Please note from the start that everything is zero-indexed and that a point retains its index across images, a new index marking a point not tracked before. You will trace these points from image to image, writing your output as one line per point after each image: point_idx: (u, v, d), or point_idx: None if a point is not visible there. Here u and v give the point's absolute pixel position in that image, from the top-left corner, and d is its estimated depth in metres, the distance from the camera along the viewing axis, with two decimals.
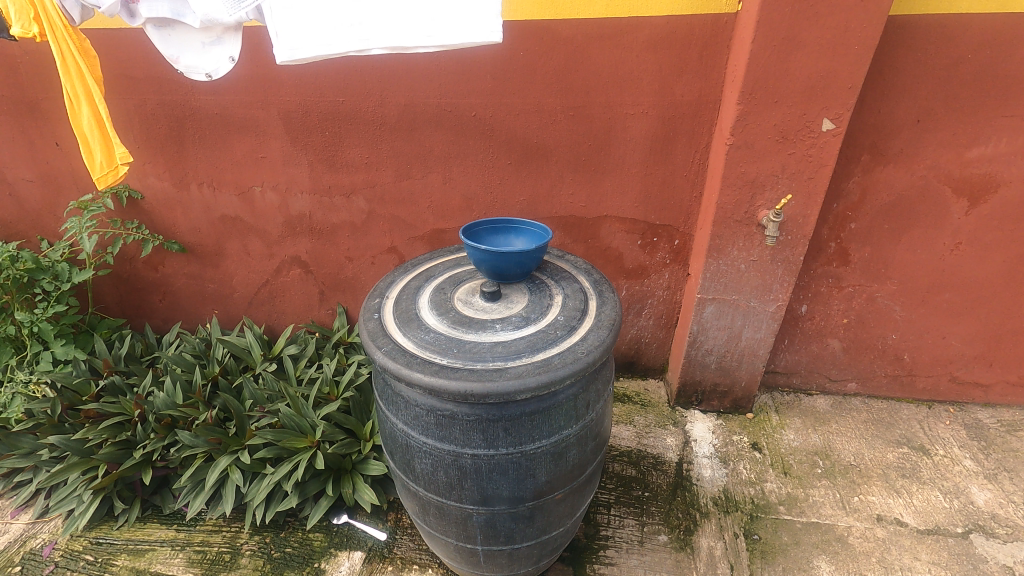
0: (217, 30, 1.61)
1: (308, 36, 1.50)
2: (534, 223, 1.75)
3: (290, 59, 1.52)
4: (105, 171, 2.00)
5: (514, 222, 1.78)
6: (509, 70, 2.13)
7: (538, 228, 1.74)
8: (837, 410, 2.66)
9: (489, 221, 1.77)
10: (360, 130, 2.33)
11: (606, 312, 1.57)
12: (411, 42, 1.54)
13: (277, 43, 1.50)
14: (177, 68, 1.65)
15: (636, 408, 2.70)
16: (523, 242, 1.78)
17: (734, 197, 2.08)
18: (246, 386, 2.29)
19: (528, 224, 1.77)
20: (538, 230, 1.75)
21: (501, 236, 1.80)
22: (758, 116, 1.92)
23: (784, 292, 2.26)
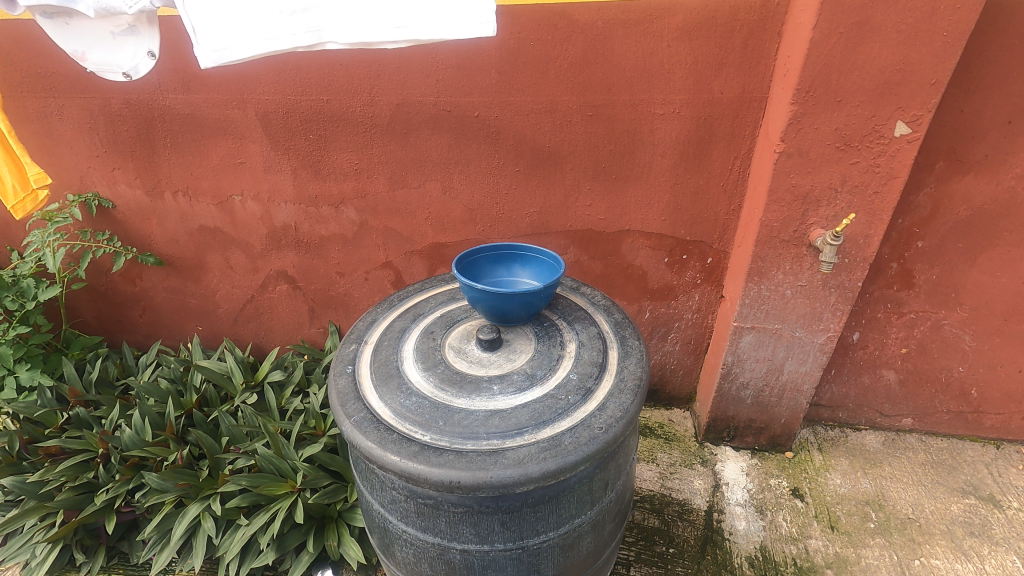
0: (127, 19, 1.43)
1: (237, 35, 1.26)
2: (544, 251, 1.46)
3: (217, 63, 1.28)
4: (23, 196, 2.00)
5: (520, 248, 1.49)
6: (517, 63, 1.82)
7: (550, 258, 1.45)
8: (889, 449, 2.34)
9: (491, 247, 1.48)
10: (348, 133, 2.04)
11: (630, 368, 1.28)
12: (375, 37, 1.32)
13: (199, 46, 1.26)
14: (85, 67, 1.47)
15: (659, 443, 2.40)
16: (530, 274, 1.50)
17: (782, 214, 1.76)
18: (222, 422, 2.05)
19: (537, 252, 1.48)
20: (549, 259, 1.46)
21: (504, 266, 1.52)
22: (815, 118, 1.59)
23: (836, 321, 1.94)
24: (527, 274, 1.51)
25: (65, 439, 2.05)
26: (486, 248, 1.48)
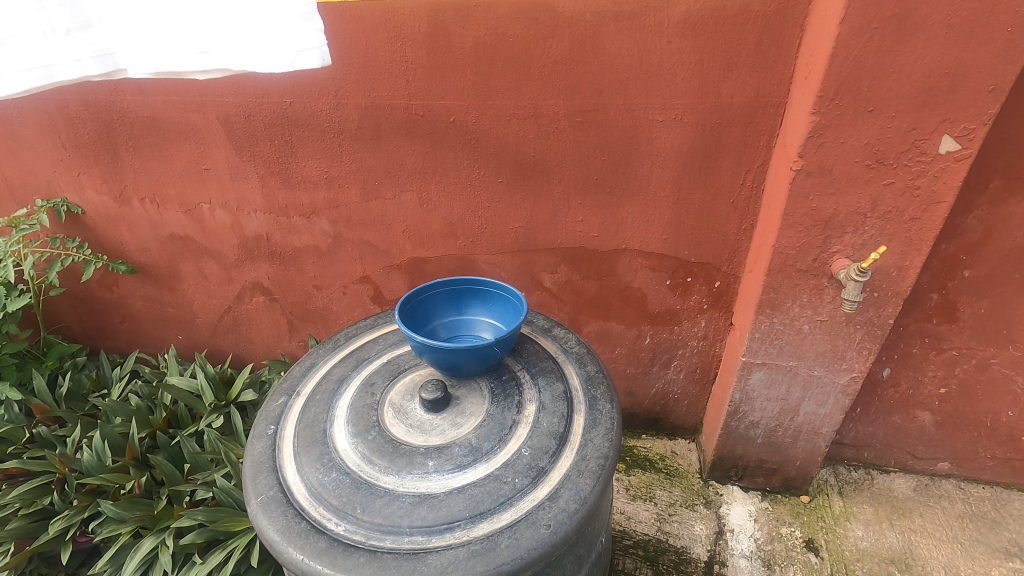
0: None
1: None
2: (506, 288, 1.29)
3: None
4: None
5: (480, 283, 1.32)
6: (494, 63, 1.59)
7: (512, 296, 1.28)
8: (921, 497, 2.07)
9: (447, 282, 1.31)
10: (315, 139, 1.85)
11: (595, 443, 1.06)
12: (182, 67, 1.39)
13: None
14: None
15: (659, 479, 2.19)
16: (491, 316, 1.34)
17: (800, 240, 1.50)
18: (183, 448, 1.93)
19: (498, 288, 1.31)
20: (512, 298, 1.29)
21: (463, 305, 1.35)
22: (842, 131, 1.33)
23: (861, 361, 1.68)
24: (488, 312, 1.35)
25: (24, 460, 1.96)
26: (439, 284, 1.31)
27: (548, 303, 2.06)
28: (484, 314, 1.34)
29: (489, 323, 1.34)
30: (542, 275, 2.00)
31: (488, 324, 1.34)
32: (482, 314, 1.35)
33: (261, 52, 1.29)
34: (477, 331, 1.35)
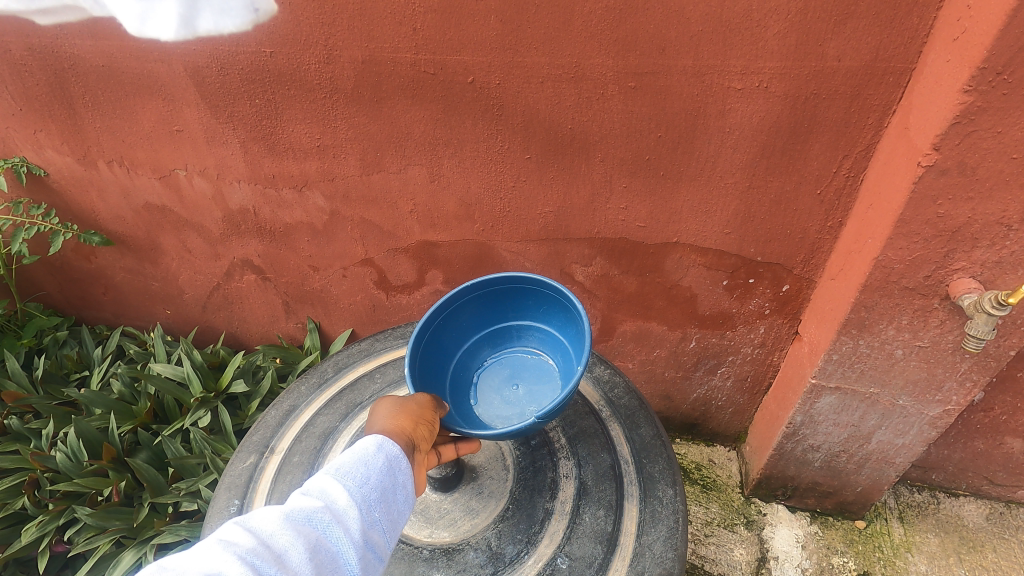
0: None
1: None
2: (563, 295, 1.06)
3: None
4: None
5: (528, 285, 1.10)
6: (524, 5, 1.22)
7: (571, 306, 1.06)
8: (994, 528, 1.82)
9: (482, 287, 1.09)
10: (302, 99, 1.51)
11: (655, 552, 0.80)
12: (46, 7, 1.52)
13: None
14: None
15: (695, 492, 1.96)
16: (547, 321, 1.15)
17: (914, 253, 1.17)
18: (198, 433, 1.79)
19: (553, 293, 1.07)
20: (571, 307, 1.06)
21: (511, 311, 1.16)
22: (1003, 118, 0.97)
23: (962, 393, 1.38)
24: (543, 316, 1.15)
25: None
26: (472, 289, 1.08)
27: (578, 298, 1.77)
28: (540, 319, 1.15)
29: (544, 329, 1.16)
30: (573, 267, 1.70)
31: (545, 332, 1.16)
32: (538, 318, 1.16)
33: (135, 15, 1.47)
34: (533, 338, 1.18)
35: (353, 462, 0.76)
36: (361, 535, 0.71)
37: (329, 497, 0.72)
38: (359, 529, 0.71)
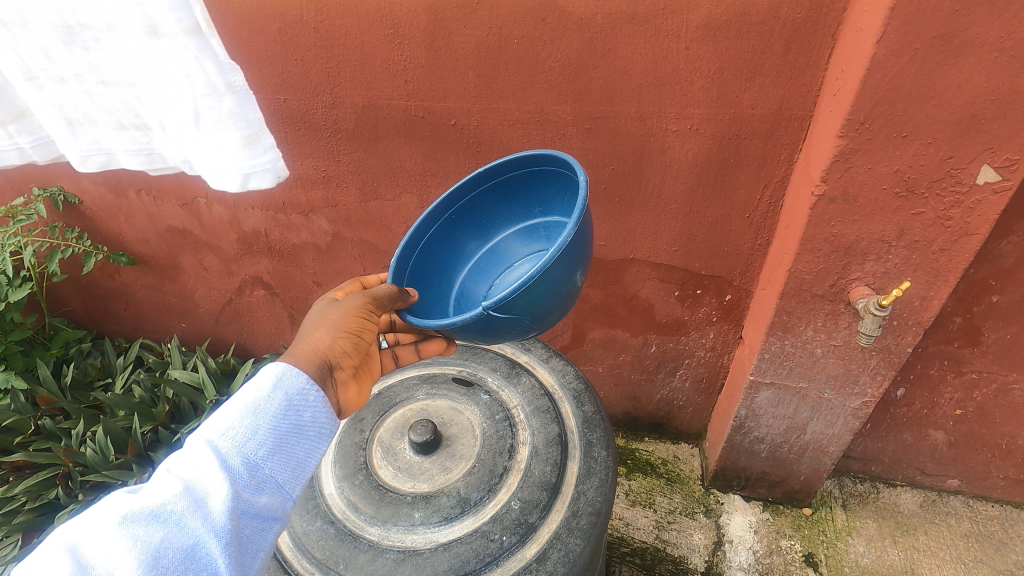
0: None
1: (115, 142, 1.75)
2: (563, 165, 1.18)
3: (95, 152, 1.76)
4: None
5: (540, 166, 1.25)
6: (497, 64, 1.48)
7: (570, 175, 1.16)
8: (926, 514, 2.02)
9: (493, 180, 1.30)
10: (311, 138, 1.77)
11: (588, 497, 1.03)
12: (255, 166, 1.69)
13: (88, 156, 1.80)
14: None
15: (660, 484, 2.16)
16: (566, 206, 1.27)
17: (819, 265, 1.42)
18: None
19: (561, 170, 1.21)
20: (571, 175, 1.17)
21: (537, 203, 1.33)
22: (870, 158, 1.22)
23: (875, 387, 1.61)
24: (565, 206, 1.28)
25: (31, 453, 1.98)
26: (483, 175, 1.27)
27: None
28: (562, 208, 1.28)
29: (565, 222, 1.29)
30: None
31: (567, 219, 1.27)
32: (560, 209, 1.29)
33: (216, 173, 1.68)
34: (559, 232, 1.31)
35: (227, 437, 0.86)
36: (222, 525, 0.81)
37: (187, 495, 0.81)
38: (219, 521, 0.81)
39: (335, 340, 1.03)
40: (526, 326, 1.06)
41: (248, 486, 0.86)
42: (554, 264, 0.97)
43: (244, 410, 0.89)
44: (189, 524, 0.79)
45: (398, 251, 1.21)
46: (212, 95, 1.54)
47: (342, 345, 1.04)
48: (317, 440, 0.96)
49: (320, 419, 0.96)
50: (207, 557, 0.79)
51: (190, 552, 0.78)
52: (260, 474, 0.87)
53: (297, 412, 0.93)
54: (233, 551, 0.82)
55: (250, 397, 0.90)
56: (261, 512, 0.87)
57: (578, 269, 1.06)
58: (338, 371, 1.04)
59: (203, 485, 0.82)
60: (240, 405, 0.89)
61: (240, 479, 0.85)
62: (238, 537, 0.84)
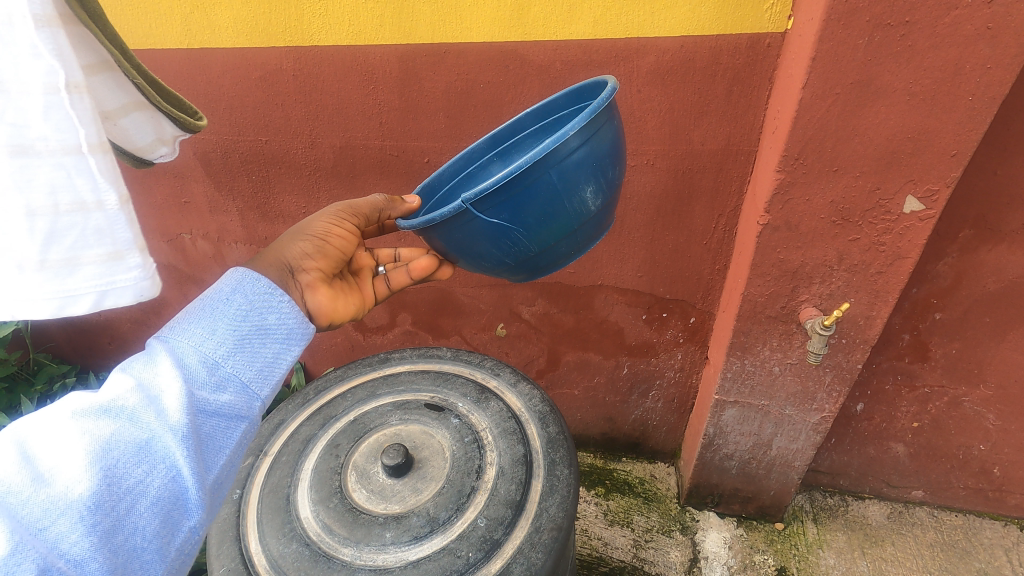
0: None
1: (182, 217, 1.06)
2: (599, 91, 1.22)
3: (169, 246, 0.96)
4: None
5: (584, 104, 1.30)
6: (466, 107, 1.59)
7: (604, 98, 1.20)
8: (894, 525, 2.07)
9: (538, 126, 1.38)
10: (292, 176, 1.85)
11: (550, 512, 1.09)
12: None
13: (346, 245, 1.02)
14: None
15: (638, 504, 2.19)
16: None
17: (769, 288, 1.51)
18: None
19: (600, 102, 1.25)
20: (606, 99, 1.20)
21: None
22: (806, 190, 1.33)
23: (831, 402, 1.70)
24: None
25: None
26: (535, 114, 1.34)
27: (527, 334, 2.08)
28: None
29: None
30: (519, 308, 2.01)
31: None
32: None
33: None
34: None
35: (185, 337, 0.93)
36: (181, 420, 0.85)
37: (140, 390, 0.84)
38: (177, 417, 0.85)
39: (297, 244, 1.22)
40: (520, 240, 1.09)
41: (208, 383, 0.91)
42: (545, 168, 1.00)
43: (203, 313, 0.97)
44: (143, 418, 0.83)
45: (427, 180, 1.38)
46: (76, 210, 0.76)
47: (304, 249, 1.22)
48: (283, 345, 1.05)
49: (286, 322, 1.07)
50: (163, 450, 0.83)
51: (146, 444, 0.82)
52: (221, 373, 0.94)
53: (258, 315, 1.03)
54: (193, 444, 0.86)
55: (211, 301, 0.99)
56: (224, 410, 0.93)
57: (583, 184, 1.06)
58: (302, 272, 1.22)
59: (157, 380, 0.87)
60: (200, 309, 0.97)
61: (200, 376, 0.91)
62: (199, 434, 0.89)
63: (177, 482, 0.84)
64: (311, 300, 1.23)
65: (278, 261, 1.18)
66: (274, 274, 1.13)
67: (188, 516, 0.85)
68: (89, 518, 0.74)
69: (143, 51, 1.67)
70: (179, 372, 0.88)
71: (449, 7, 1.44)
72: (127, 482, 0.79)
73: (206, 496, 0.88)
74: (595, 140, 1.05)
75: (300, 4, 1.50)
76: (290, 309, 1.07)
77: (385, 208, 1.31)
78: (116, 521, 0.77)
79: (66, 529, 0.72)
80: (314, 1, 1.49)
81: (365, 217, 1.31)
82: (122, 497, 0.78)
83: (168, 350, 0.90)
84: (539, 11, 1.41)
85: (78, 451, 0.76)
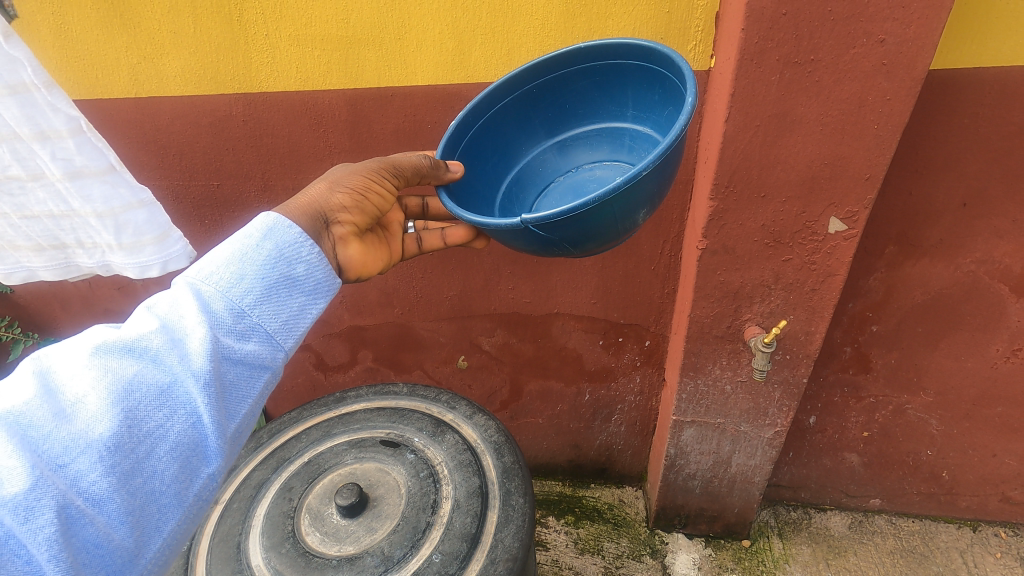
0: None
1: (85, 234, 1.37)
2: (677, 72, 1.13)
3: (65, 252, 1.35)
4: None
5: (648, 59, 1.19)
6: (416, 146, 1.63)
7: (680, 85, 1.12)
8: (855, 535, 2.12)
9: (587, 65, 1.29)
10: (246, 219, 1.84)
11: (505, 543, 1.10)
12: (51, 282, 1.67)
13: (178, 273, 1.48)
14: None
15: (608, 530, 2.17)
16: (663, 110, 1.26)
17: (713, 309, 1.58)
18: None
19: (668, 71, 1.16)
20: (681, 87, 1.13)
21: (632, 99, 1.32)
22: (739, 215, 1.40)
23: (783, 416, 1.75)
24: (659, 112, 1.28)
25: None
26: (590, 52, 1.23)
27: (488, 365, 2.10)
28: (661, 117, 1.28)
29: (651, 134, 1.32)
30: (479, 339, 2.03)
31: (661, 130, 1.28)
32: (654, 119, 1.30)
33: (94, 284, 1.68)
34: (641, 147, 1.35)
35: (213, 275, 0.89)
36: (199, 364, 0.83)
37: (159, 330, 0.84)
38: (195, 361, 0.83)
39: (334, 195, 1.13)
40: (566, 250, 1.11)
41: (231, 331, 0.88)
42: (612, 201, 0.99)
43: (229, 257, 0.91)
44: (166, 362, 0.82)
45: (457, 121, 1.27)
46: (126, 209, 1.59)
47: (343, 202, 1.14)
48: (309, 298, 0.98)
49: (314, 274, 0.99)
50: (185, 395, 0.83)
51: (166, 388, 0.81)
52: (245, 321, 0.89)
53: (286, 263, 0.95)
54: (215, 392, 0.85)
55: (238, 246, 0.93)
56: (249, 358, 0.89)
57: (640, 208, 1.08)
58: (337, 228, 1.13)
59: (181, 325, 0.85)
60: (226, 253, 0.92)
61: (223, 323, 0.87)
62: (221, 381, 0.86)
63: (196, 428, 0.83)
64: (342, 254, 1.15)
65: (315, 209, 1.09)
66: (308, 225, 1.07)
67: (207, 464, 0.84)
68: (104, 458, 0.75)
69: (90, 101, 1.65)
70: (200, 318, 0.85)
71: (394, 54, 1.50)
72: (146, 425, 0.79)
73: (228, 442, 0.87)
74: (666, 165, 1.04)
75: (247, 53, 1.54)
76: (319, 260, 1.00)
77: (428, 172, 1.18)
78: (136, 462, 0.78)
79: (86, 467, 0.74)
80: (261, 50, 1.53)
81: (406, 179, 1.22)
82: (140, 440, 0.79)
83: (191, 293, 0.87)
84: (481, 55, 1.49)
85: (101, 391, 0.77)
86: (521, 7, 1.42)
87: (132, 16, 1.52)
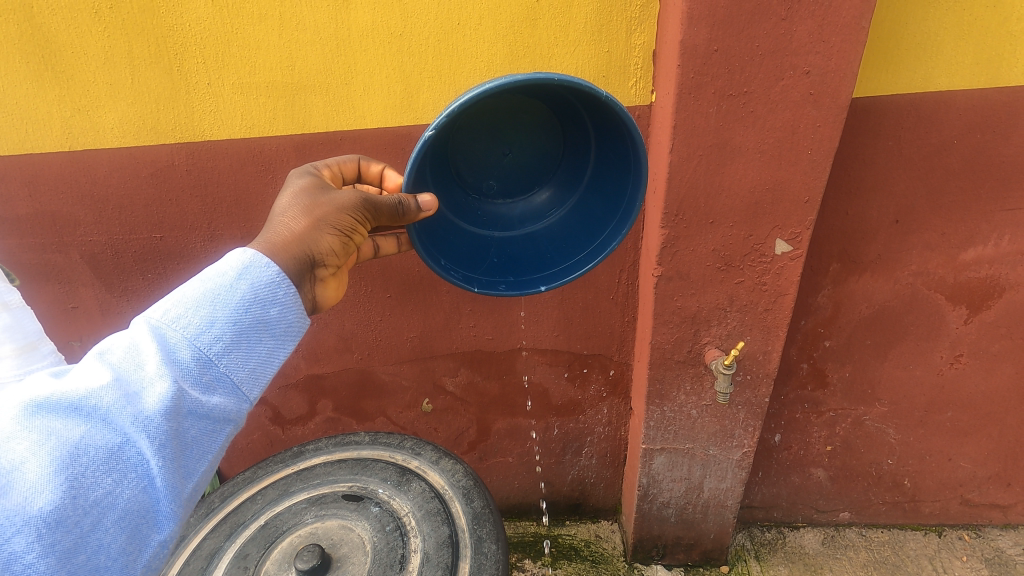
0: None
1: None
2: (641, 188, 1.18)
3: None
4: None
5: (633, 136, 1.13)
6: None
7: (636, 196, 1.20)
8: (829, 551, 2.13)
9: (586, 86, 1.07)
10: (192, 270, 1.76)
11: None
12: None
13: None
14: None
15: (586, 568, 2.11)
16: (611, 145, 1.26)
17: (673, 334, 1.60)
18: None
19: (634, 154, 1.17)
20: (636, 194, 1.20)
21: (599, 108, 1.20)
22: (691, 241, 1.44)
23: (749, 436, 1.77)
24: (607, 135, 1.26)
25: None
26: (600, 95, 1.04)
27: (453, 406, 2.05)
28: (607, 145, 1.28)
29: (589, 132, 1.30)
30: (443, 380, 1.99)
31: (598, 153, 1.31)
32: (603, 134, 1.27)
33: None
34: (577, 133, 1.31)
35: (174, 318, 0.81)
36: (153, 423, 0.77)
37: (111, 384, 0.77)
38: (150, 420, 0.77)
39: (325, 239, 1.03)
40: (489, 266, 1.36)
41: (196, 382, 0.81)
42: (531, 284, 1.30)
43: (199, 297, 0.83)
44: (118, 420, 0.76)
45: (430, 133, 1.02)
46: None
47: (334, 245, 1.05)
48: (280, 342, 0.90)
49: (288, 317, 0.91)
50: (137, 457, 0.76)
51: (117, 450, 0.75)
52: (211, 371, 0.82)
53: (260, 306, 0.87)
54: (170, 452, 0.78)
55: (209, 285, 0.85)
56: (210, 413, 0.82)
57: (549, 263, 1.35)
58: (323, 271, 1.05)
59: (138, 375, 0.78)
60: (197, 293, 0.84)
61: (187, 373, 0.80)
62: (180, 439, 0.80)
63: (148, 494, 0.77)
64: (321, 295, 1.07)
65: (302, 250, 0.99)
66: (296, 270, 0.97)
67: (158, 531, 0.78)
68: (43, 534, 0.69)
69: (18, 156, 1.57)
70: (160, 370, 0.78)
71: (341, 98, 1.51)
72: (93, 494, 0.73)
73: (183, 504, 0.81)
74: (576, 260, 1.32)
75: (188, 102, 1.51)
76: (296, 301, 0.92)
77: (404, 219, 1.11)
78: (80, 536, 0.72)
79: (21, 548, 0.67)
80: (203, 99, 1.50)
81: (381, 220, 1.12)
82: (86, 510, 0.73)
83: (154, 339, 0.80)
84: (429, 97, 1.51)
85: (43, 457, 0.71)
86: (466, 49, 1.45)
87: (64, 68, 1.47)
